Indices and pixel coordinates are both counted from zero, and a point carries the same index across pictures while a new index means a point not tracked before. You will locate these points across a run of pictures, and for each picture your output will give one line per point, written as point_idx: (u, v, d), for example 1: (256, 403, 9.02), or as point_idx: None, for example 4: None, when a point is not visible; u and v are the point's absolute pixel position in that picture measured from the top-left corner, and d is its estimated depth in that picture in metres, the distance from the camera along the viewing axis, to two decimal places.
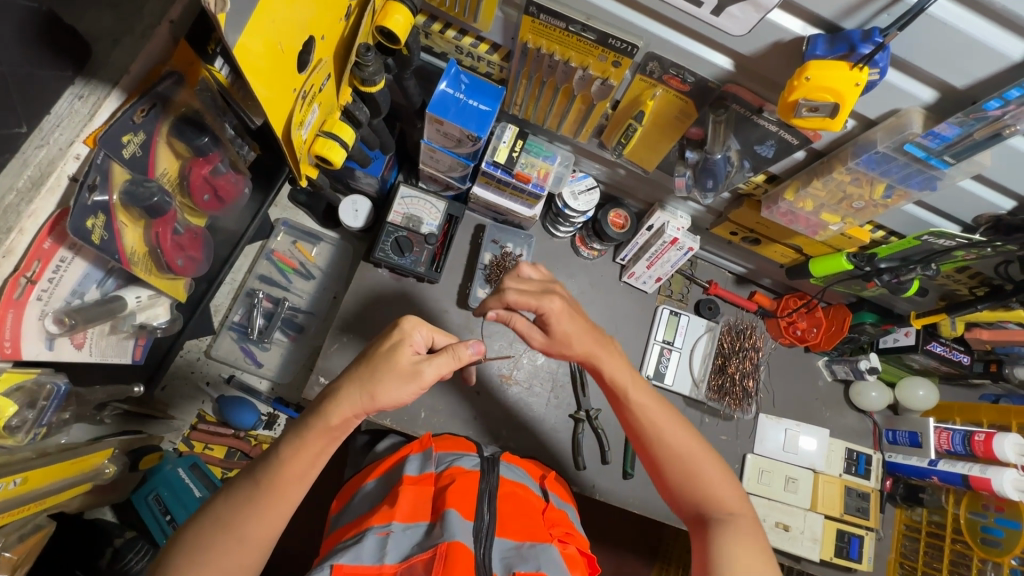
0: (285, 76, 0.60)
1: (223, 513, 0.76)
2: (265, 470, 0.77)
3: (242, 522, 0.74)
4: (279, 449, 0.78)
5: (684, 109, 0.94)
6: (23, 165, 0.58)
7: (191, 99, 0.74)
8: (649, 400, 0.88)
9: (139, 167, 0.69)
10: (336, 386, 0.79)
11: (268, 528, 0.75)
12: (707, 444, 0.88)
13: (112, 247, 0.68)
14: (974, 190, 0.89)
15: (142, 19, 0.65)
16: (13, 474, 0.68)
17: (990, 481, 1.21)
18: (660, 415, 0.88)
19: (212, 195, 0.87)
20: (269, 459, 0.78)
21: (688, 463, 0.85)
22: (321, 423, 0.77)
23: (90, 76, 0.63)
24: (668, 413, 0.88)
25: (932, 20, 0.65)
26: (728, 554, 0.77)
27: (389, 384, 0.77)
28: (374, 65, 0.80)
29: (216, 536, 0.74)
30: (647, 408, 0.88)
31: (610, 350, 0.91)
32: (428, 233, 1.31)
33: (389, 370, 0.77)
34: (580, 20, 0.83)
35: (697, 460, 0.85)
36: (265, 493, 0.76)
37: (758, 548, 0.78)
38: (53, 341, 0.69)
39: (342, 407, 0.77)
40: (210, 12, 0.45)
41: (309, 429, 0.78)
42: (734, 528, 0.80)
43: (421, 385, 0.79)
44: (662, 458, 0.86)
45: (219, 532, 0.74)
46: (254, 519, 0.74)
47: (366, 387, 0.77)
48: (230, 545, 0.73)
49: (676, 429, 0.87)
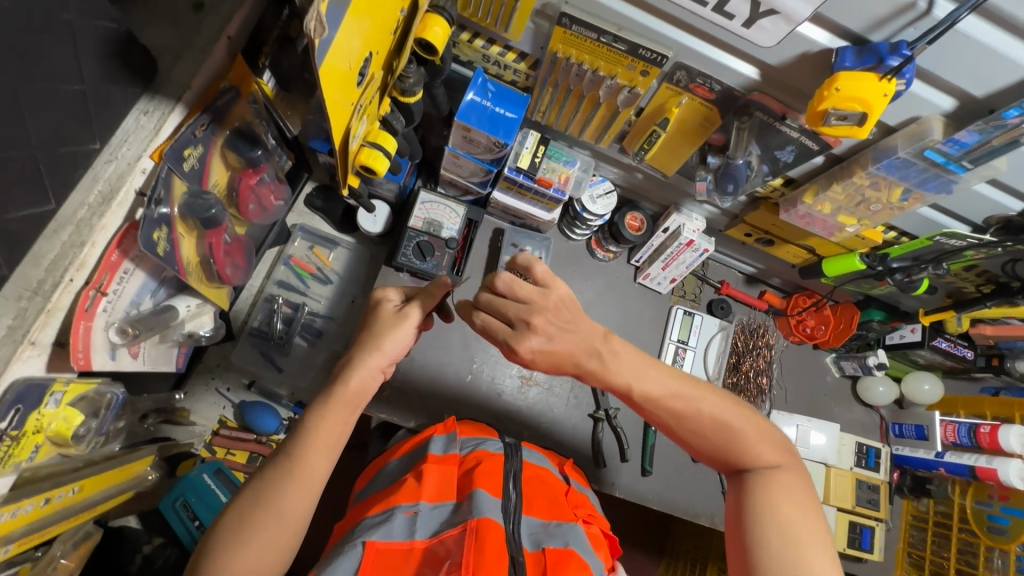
0: (347, 89, 0.63)
1: (260, 489, 0.72)
2: (295, 442, 0.75)
3: (279, 500, 0.71)
4: (305, 420, 0.77)
5: (710, 116, 0.97)
6: (95, 180, 0.64)
7: (244, 112, 0.81)
8: (668, 389, 0.80)
9: (196, 181, 0.75)
10: (350, 355, 0.80)
11: (306, 499, 0.73)
12: (736, 405, 0.83)
13: (172, 257, 0.72)
14: (987, 193, 0.93)
15: (201, 36, 0.70)
16: (71, 481, 0.70)
17: (996, 471, 1.26)
18: (679, 403, 0.80)
19: (257, 204, 0.92)
20: (297, 431, 0.76)
21: (718, 435, 0.81)
22: (343, 389, 0.77)
23: (155, 92, 0.69)
24: (690, 391, 0.80)
25: (959, 35, 0.68)
26: (770, 513, 0.76)
27: (389, 335, 0.80)
28: (415, 77, 0.85)
29: (253, 513, 0.71)
30: (667, 396, 0.80)
31: (609, 356, 0.77)
32: (449, 237, 1.32)
33: (377, 322, 0.82)
34: (612, 31, 0.85)
35: (728, 431, 0.81)
36: (302, 463, 0.73)
37: (800, 496, 0.78)
38: (115, 351, 0.71)
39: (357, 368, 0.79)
40: (309, 38, 0.45)
41: (332, 397, 0.77)
42: (771, 479, 0.79)
43: (411, 326, 0.81)
44: (690, 436, 0.82)
45: (255, 508, 0.71)
46: (292, 491, 0.72)
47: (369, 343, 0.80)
48: (270, 521, 0.70)
49: (700, 410, 0.80)
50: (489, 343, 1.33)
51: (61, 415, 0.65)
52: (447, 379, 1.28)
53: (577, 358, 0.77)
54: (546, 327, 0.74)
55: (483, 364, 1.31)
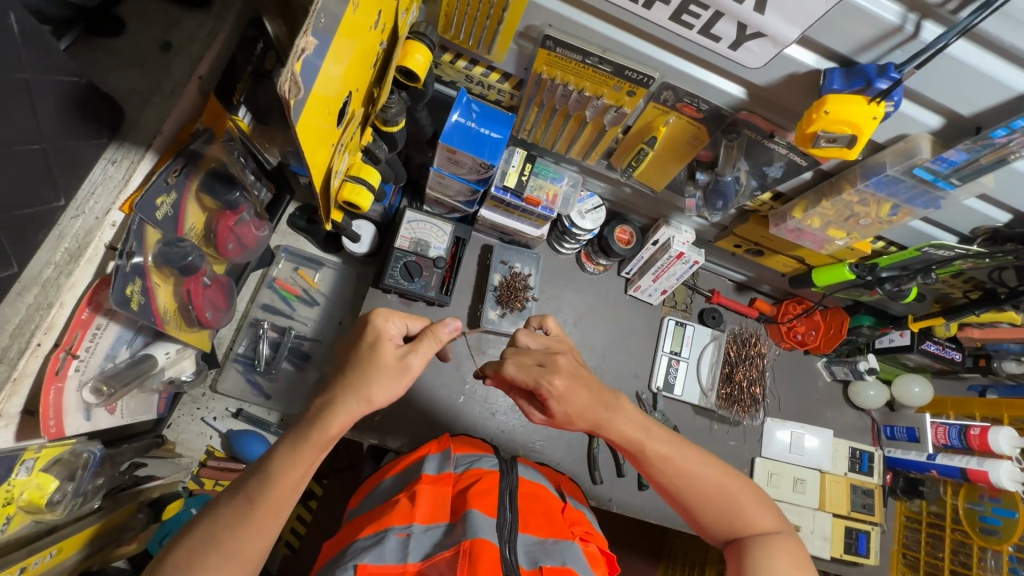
0: (327, 134, 0.60)
1: (214, 528, 0.68)
2: (257, 484, 0.70)
3: (232, 544, 0.67)
4: (270, 463, 0.72)
5: (697, 134, 0.96)
6: (60, 238, 0.62)
7: (220, 153, 0.79)
8: (670, 448, 0.85)
9: (170, 228, 0.74)
10: (329, 397, 0.75)
11: (262, 540, 0.69)
12: (738, 476, 0.86)
13: (147, 309, 0.72)
14: (975, 207, 0.94)
15: (171, 78, 0.67)
16: (49, 547, 0.68)
17: (987, 473, 1.27)
18: (682, 465, 0.84)
19: (236, 243, 0.92)
20: (261, 472, 0.71)
21: (719, 500, 0.83)
22: (320, 432, 0.72)
23: (122, 139, 0.66)
24: (691, 454, 0.85)
25: (947, 58, 0.67)
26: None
27: (381, 383, 0.76)
28: (397, 107, 0.84)
29: (204, 555, 0.66)
30: (671, 457, 0.84)
31: (617, 413, 0.85)
32: (436, 256, 1.30)
33: (378, 368, 0.76)
34: (597, 53, 0.83)
35: (728, 497, 0.84)
36: (263, 504, 0.69)
37: (800, 562, 0.78)
38: (90, 411, 0.72)
39: (340, 411, 0.73)
40: (284, 99, 0.42)
41: (304, 439, 0.72)
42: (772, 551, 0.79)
43: (410, 378, 0.78)
44: (693, 502, 0.84)
45: (206, 551, 0.67)
46: (250, 533, 0.68)
47: (359, 389, 0.75)
48: (221, 564, 0.66)
49: (703, 473, 0.84)
50: (482, 363, 1.31)
51: (34, 483, 0.65)
52: (440, 402, 1.25)
53: (594, 409, 0.84)
54: (568, 377, 0.82)
55: (476, 384, 1.29)
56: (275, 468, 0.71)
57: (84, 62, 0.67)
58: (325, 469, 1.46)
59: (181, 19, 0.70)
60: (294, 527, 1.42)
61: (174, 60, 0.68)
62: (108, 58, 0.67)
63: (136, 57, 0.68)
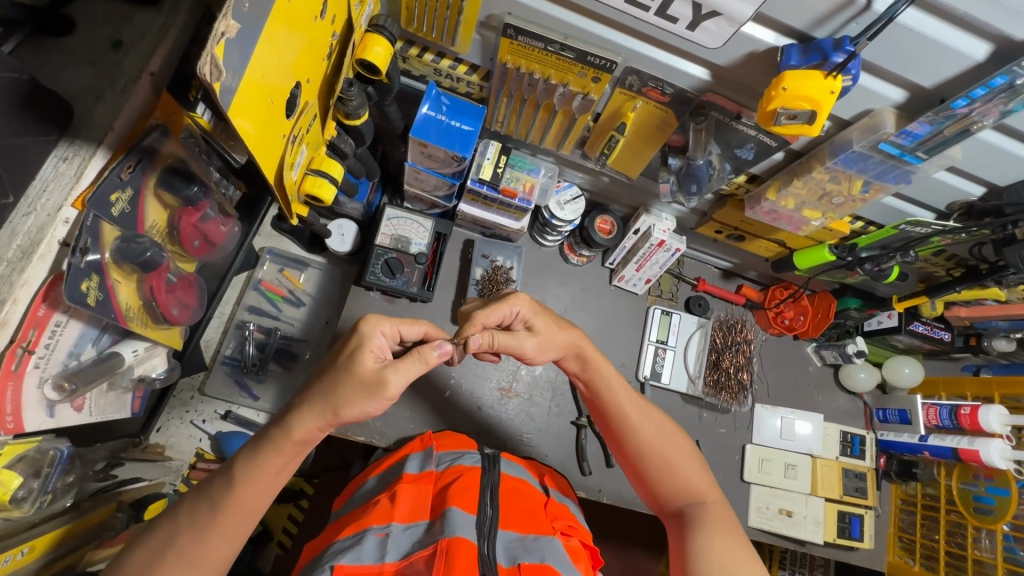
0: (275, 124, 0.61)
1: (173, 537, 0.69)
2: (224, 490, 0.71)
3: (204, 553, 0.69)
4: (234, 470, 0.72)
5: (665, 118, 0.95)
6: (12, 235, 0.62)
7: (176, 149, 0.81)
8: (625, 394, 0.93)
9: (129, 224, 0.76)
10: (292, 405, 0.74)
11: (227, 544, 0.70)
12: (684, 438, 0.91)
13: (107, 305, 0.74)
14: (948, 180, 0.93)
15: (122, 76, 0.68)
16: (19, 544, 0.70)
17: (978, 452, 1.25)
18: (636, 414, 0.91)
19: (202, 240, 0.95)
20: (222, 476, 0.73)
21: (665, 457, 0.88)
22: (281, 439, 0.72)
23: (74, 137, 0.66)
24: (645, 408, 0.92)
25: (901, 29, 0.67)
26: (708, 547, 0.78)
27: (352, 397, 0.71)
28: (357, 99, 0.85)
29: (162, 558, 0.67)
30: (626, 407, 0.91)
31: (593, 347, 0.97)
32: (417, 252, 1.29)
33: (349, 382, 0.71)
34: (558, 40, 0.83)
35: (673, 457, 0.88)
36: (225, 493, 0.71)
37: (731, 529, 0.81)
38: (53, 408, 0.75)
39: (306, 420, 0.72)
40: (205, 81, 0.44)
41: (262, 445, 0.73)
42: (709, 515, 0.83)
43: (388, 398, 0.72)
44: (642, 455, 0.89)
45: (165, 555, 0.67)
46: (210, 539, 0.68)
47: (331, 404, 0.71)
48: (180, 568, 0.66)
49: (653, 426, 0.90)
50: (467, 357, 1.31)
51: None
52: (424, 397, 1.25)
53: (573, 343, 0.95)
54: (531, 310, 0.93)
55: (461, 378, 1.29)
56: (240, 467, 0.71)
57: (38, 64, 0.68)
58: (316, 468, 1.46)
59: (136, 18, 0.71)
60: (286, 527, 1.42)
61: (125, 57, 0.69)
62: (61, 59, 0.68)
63: (89, 57, 0.69)
